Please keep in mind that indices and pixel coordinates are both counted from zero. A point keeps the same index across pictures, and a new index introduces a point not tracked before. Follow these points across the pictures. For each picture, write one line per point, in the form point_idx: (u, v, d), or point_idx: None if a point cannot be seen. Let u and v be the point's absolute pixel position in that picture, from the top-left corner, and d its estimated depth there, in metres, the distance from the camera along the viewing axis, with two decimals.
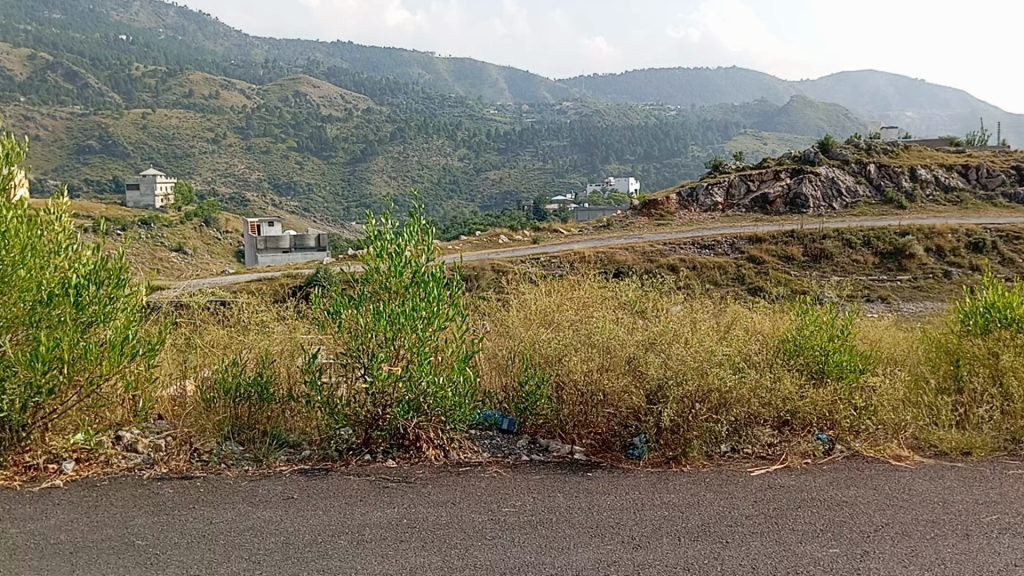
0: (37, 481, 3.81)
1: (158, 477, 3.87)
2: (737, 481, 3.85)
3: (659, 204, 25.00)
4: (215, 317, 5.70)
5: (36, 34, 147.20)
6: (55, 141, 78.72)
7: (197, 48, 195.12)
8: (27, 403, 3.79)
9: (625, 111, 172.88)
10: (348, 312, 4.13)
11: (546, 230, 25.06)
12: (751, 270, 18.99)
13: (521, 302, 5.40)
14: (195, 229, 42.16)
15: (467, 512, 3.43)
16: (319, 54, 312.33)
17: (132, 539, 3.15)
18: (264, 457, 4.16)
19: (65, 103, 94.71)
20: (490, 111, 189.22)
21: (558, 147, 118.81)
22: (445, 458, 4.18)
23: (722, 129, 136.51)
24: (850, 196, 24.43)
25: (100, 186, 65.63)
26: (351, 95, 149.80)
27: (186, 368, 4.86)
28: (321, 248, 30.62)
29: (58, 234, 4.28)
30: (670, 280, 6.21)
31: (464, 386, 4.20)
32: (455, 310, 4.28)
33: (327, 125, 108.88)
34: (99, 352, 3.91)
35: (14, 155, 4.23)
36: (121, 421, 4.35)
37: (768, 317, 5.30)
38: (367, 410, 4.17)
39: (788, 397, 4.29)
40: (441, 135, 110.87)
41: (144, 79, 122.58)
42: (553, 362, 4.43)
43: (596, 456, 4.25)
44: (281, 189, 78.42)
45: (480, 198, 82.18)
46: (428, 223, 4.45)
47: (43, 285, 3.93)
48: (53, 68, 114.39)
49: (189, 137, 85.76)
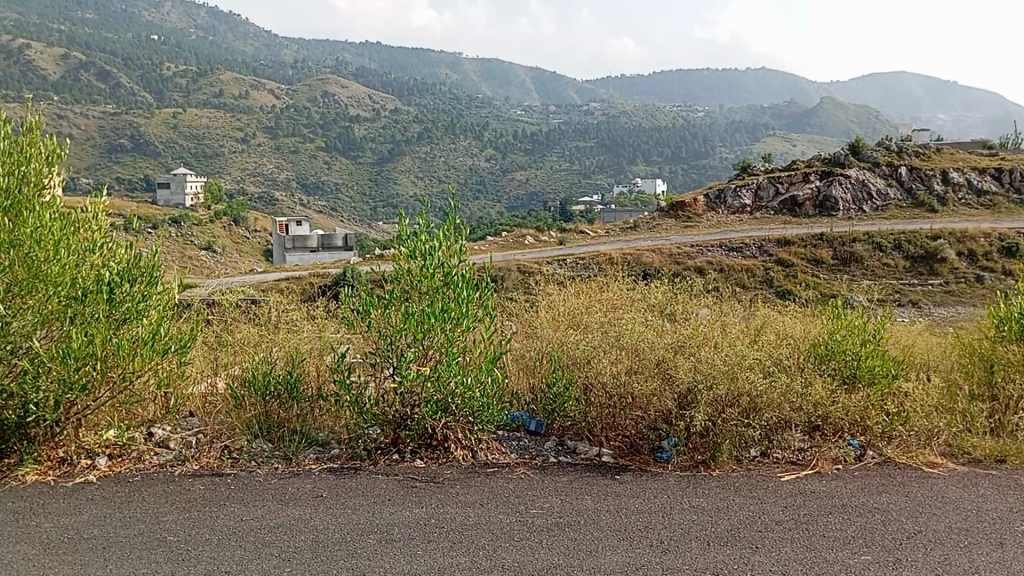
0: (71, 476, 3.87)
1: (190, 473, 3.92)
2: (767, 487, 3.82)
3: (687, 205, 25.02)
4: (245, 315, 5.79)
5: (68, 33, 148.96)
6: (87, 140, 79.77)
7: (228, 50, 197.42)
8: (60, 400, 3.85)
9: (652, 113, 172.17)
10: (377, 312, 4.14)
11: (572, 231, 25.01)
12: (779, 272, 18.88)
13: (549, 302, 5.44)
14: (224, 228, 42.62)
15: (494, 513, 3.43)
16: (347, 55, 314.27)
17: (164, 535, 3.17)
18: (294, 455, 4.16)
19: (97, 102, 95.96)
20: (516, 111, 189.40)
21: (585, 146, 118.74)
22: (473, 458, 4.19)
23: (751, 131, 135.78)
24: (881, 199, 24.19)
25: (131, 185, 66.43)
26: (379, 96, 150.26)
27: (216, 367, 4.94)
28: (348, 248, 30.63)
29: (94, 232, 4.35)
30: (697, 283, 6.15)
31: (491, 385, 4.22)
32: (484, 310, 4.29)
33: (355, 124, 109.55)
34: (131, 350, 3.96)
35: (56, 156, 4.36)
36: (154, 417, 4.41)
37: (800, 320, 5.23)
38: (395, 410, 4.19)
39: (819, 402, 4.24)
40: (469, 134, 111.16)
41: (175, 78, 124.16)
42: (581, 363, 4.43)
43: (624, 458, 4.22)
44: (309, 188, 79.14)
45: (507, 199, 82.35)
46: (461, 222, 4.46)
47: (78, 280, 3.97)
48: (86, 66, 115.91)
49: (219, 137, 86.69)
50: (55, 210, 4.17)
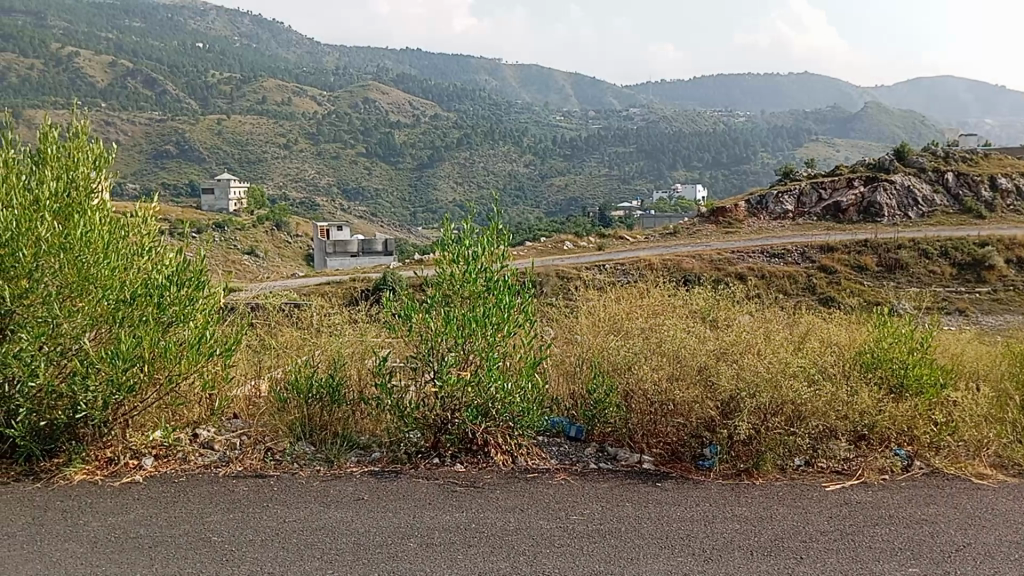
0: (118, 476, 3.92)
1: (234, 475, 3.95)
2: (812, 496, 3.77)
3: (728, 212, 24.85)
4: (289, 319, 5.85)
5: (116, 41, 152.07)
6: (134, 146, 81.15)
7: (271, 58, 200.40)
8: (108, 401, 3.90)
9: (693, 118, 171.09)
10: (419, 317, 4.15)
11: (611, 236, 24.94)
12: (822, 279, 18.62)
13: (590, 308, 5.43)
14: (267, 233, 43.22)
15: (534, 519, 3.42)
16: (389, 61, 316.62)
17: (207, 535, 3.22)
18: (335, 457, 4.20)
19: (144, 108, 97.82)
20: (556, 117, 189.36)
21: (625, 152, 118.35)
22: (513, 464, 4.17)
23: (794, 137, 134.16)
24: (926, 206, 23.75)
25: (177, 190, 67.48)
26: (420, 102, 151.28)
27: (259, 370, 5.00)
28: (388, 252, 30.81)
29: (143, 236, 4.47)
30: (739, 289, 6.06)
31: (532, 391, 4.20)
32: (525, 317, 4.28)
33: (395, 130, 110.45)
34: (178, 352, 4.04)
35: (103, 159, 4.46)
36: (199, 419, 4.46)
37: (844, 327, 5.16)
38: (436, 414, 4.21)
39: (865, 411, 4.15)
40: (508, 141, 111.46)
41: (219, 86, 126.29)
42: (621, 370, 4.41)
43: (665, 466, 4.19)
44: (350, 194, 79.90)
45: (546, 204, 82.16)
46: (504, 228, 4.46)
47: (125, 285, 4.04)
48: (133, 73, 118.19)
49: (262, 143, 87.85)
50: (103, 214, 4.28)
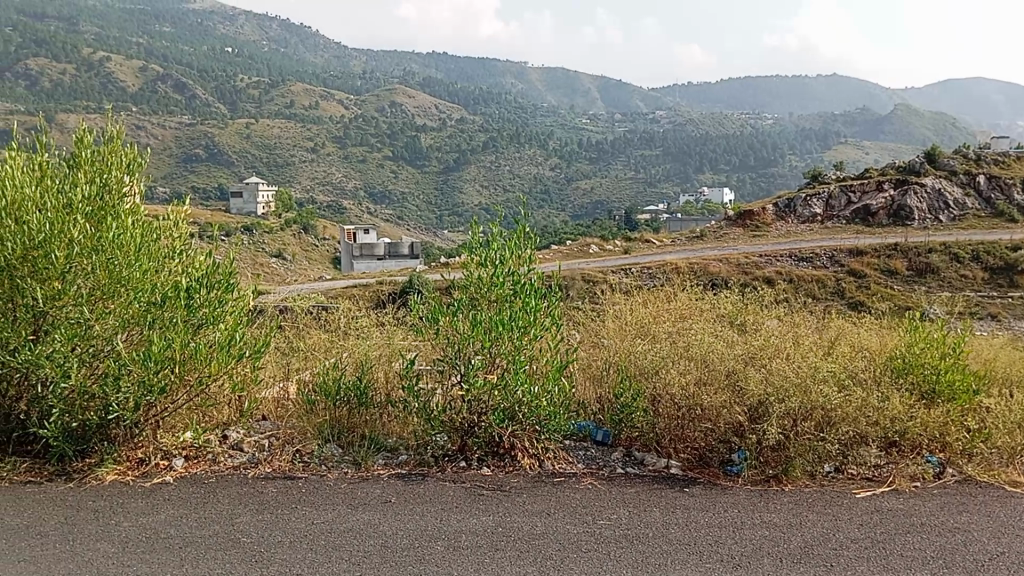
0: (149, 477, 3.97)
1: (262, 477, 3.98)
2: (842, 502, 3.72)
3: (755, 215, 24.68)
4: (317, 321, 5.90)
5: (147, 46, 153.86)
6: (164, 150, 82.04)
7: (299, 63, 202.15)
8: (139, 402, 3.94)
9: (720, 120, 170.19)
10: (446, 319, 4.18)
11: (638, 239, 24.86)
12: (851, 283, 18.43)
13: (617, 311, 5.42)
14: (294, 236, 43.49)
15: (561, 523, 3.42)
16: (415, 64, 317.74)
17: (237, 536, 3.24)
18: (362, 461, 4.21)
19: (175, 112, 98.91)
20: (582, 120, 189.15)
21: (651, 155, 117.91)
22: (540, 467, 4.16)
23: (822, 139, 132.98)
24: (958, 209, 23.42)
25: (206, 193, 68.17)
26: (446, 106, 151.80)
27: (287, 372, 5.04)
28: (414, 255, 30.91)
29: (174, 240, 4.53)
30: (766, 293, 6.02)
31: (558, 396, 4.19)
32: (551, 321, 4.26)
33: (421, 133, 110.93)
34: (208, 354, 4.08)
35: (135, 163, 4.52)
36: (228, 421, 4.50)
37: (874, 332, 5.09)
38: (463, 418, 4.21)
39: (896, 417, 4.11)
40: (534, 144, 111.51)
41: (248, 91, 127.49)
42: (649, 374, 4.39)
43: (693, 470, 4.16)
44: (376, 198, 80.38)
45: (572, 207, 82.08)
46: (530, 229, 4.44)
47: (157, 287, 4.10)
48: (163, 78, 119.59)
49: (290, 147, 88.57)
50: (136, 218, 4.33)
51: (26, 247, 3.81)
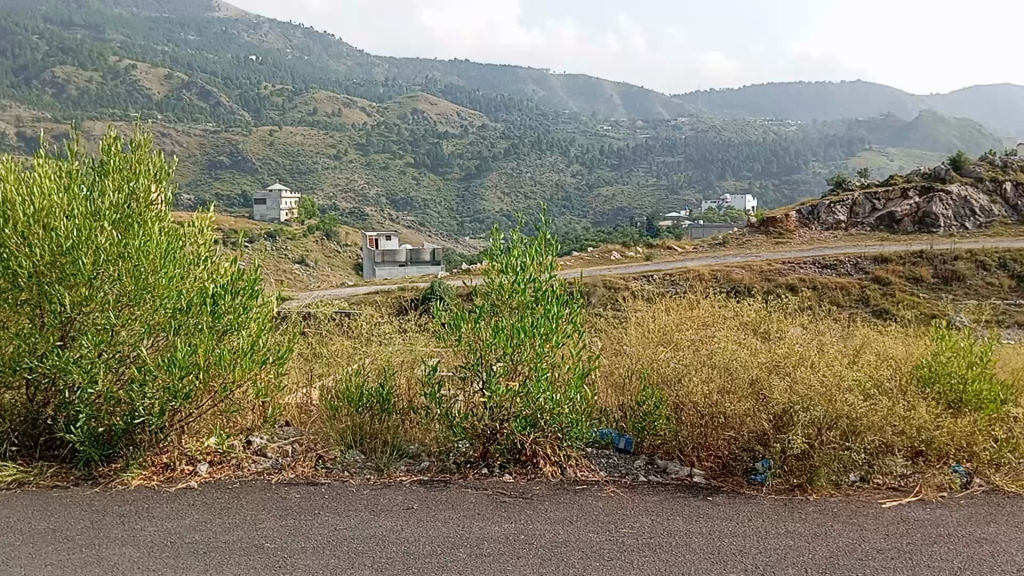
0: (173, 482, 4.00)
1: (285, 482, 4.00)
2: (867, 513, 3.69)
3: (778, 222, 24.53)
4: (340, 327, 5.93)
5: (172, 54, 155.65)
6: (189, 157, 82.87)
7: (322, 70, 203.72)
8: (164, 408, 3.97)
9: (742, 126, 169.42)
10: (469, 326, 4.20)
11: (660, 247, 24.75)
12: (876, 290, 18.24)
13: (640, 318, 5.40)
14: (316, 242, 43.76)
15: (583, 531, 3.41)
16: (438, 71, 319.06)
17: (260, 542, 3.26)
18: (385, 466, 4.22)
19: (199, 120, 99.94)
20: (604, 126, 189.10)
21: (673, 162, 117.56)
22: (562, 475, 4.15)
23: (846, 145, 131.94)
24: (984, 216, 23.12)
25: (230, 200, 68.77)
26: (468, 113, 152.31)
27: (311, 379, 5.07)
28: (436, 262, 30.98)
29: (200, 246, 4.58)
30: (791, 300, 5.97)
31: (581, 404, 4.17)
32: (574, 327, 4.25)
33: (443, 140, 111.34)
34: (231, 360, 4.10)
35: (161, 171, 4.57)
36: (252, 426, 4.53)
37: (900, 341, 5.03)
38: (485, 425, 4.21)
39: (923, 427, 4.05)
40: (555, 151, 111.55)
41: (272, 98, 128.56)
42: (671, 382, 4.37)
43: (716, 479, 4.14)
44: (398, 204, 80.71)
45: (593, 214, 82.04)
46: (552, 236, 4.43)
47: (182, 295, 4.14)
48: (188, 86, 120.94)
49: (312, 154, 89.19)
50: (162, 225, 4.38)
51: (56, 253, 3.87)
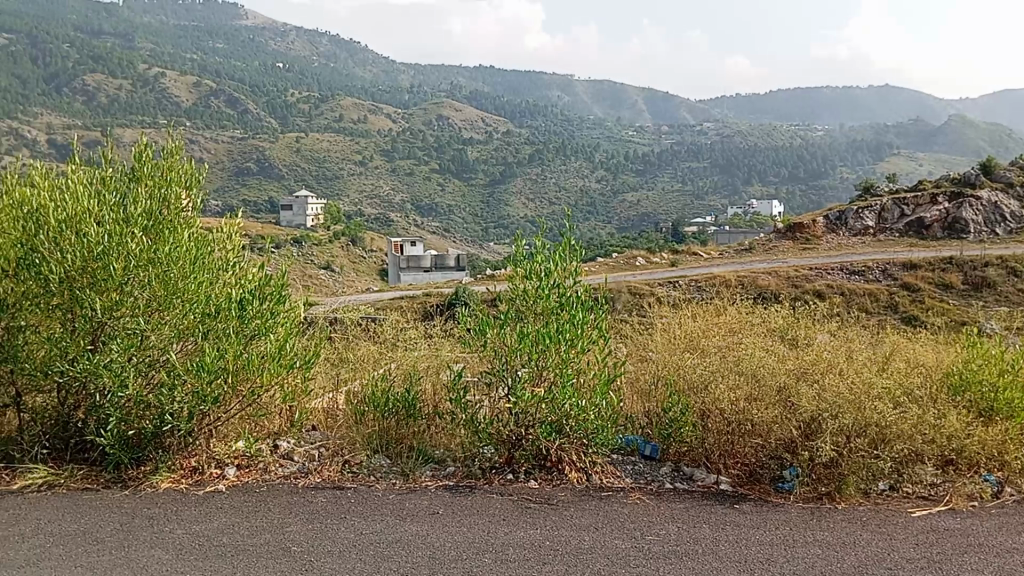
0: (203, 484, 4.04)
1: (314, 486, 4.03)
2: (897, 521, 3.65)
3: (805, 227, 24.34)
4: (365, 332, 5.95)
5: (200, 63, 157.34)
6: (217, 163, 83.69)
7: (348, 78, 205.09)
8: (194, 411, 4.01)
9: (768, 131, 168.39)
10: (495, 331, 4.19)
11: (684, 252, 24.64)
12: (905, 297, 18.00)
13: (667, 324, 5.36)
14: (342, 248, 43.97)
15: (608, 537, 3.40)
16: (463, 78, 320.16)
17: (287, 546, 3.27)
18: (410, 471, 4.24)
19: (227, 127, 100.93)
20: (629, 132, 188.66)
21: (698, 168, 117.01)
22: (588, 482, 4.14)
23: (874, 151, 130.66)
24: (1015, 222, 22.76)
25: (257, 206, 69.33)
26: (492, 119, 152.70)
27: (337, 384, 5.10)
28: (460, 268, 31.01)
29: (229, 254, 4.64)
30: (817, 307, 5.92)
31: (607, 410, 4.16)
32: (599, 334, 4.21)
33: (468, 146, 111.71)
34: (260, 365, 4.14)
35: (192, 178, 4.62)
36: (280, 431, 4.59)
37: (931, 349, 4.95)
38: (511, 431, 4.22)
39: (951, 435, 4.01)
40: (580, 156, 111.46)
41: (298, 105, 129.64)
42: (697, 389, 4.36)
43: (743, 487, 4.11)
44: (423, 210, 80.97)
45: (617, 220, 81.82)
46: (578, 241, 4.41)
47: (211, 300, 4.18)
48: (216, 94, 122.31)
49: (338, 161, 89.83)
50: (190, 230, 4.41)
51: (87, 260, 3.93)
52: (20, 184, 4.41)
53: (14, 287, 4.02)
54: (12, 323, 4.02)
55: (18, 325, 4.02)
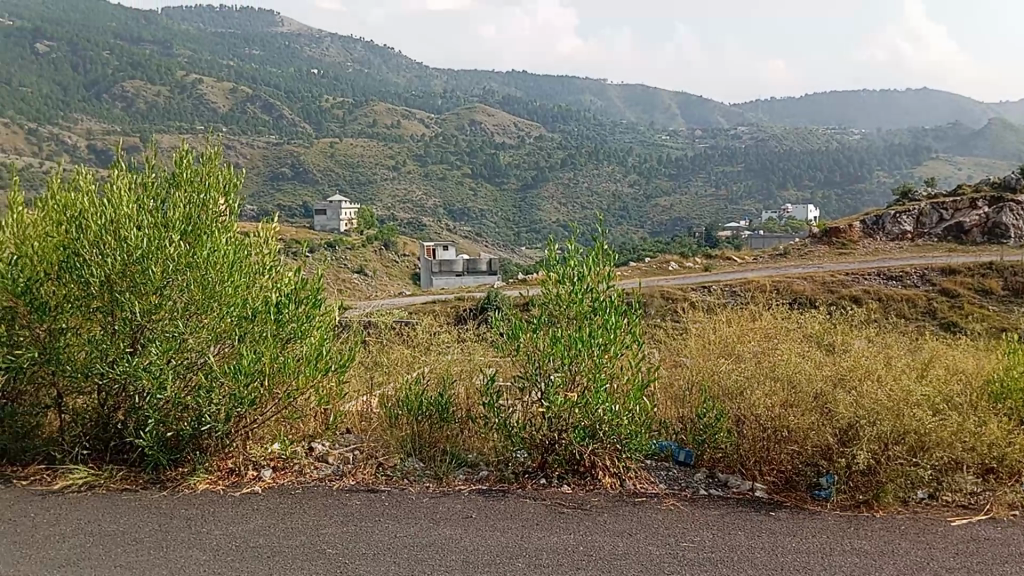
0: (240, 486, 4.08)
1: (347, 488, 4.06)
2: (935, 530, 3.59)
3: (841, 232, 24.05)
4: (399, 336, 5.99)
5: (236, 68, 159.40)
6: (253, 168, 84.66)
7: (382, 83, 206.46)
8: (231, 413, 4.07)
9: (804, 135, 166.67)
10: (528, 336, 4.21)
11: (718, 257, 24.47)
12: (943, 303, 17.71)
13: (701, 330, 5.32)
14: (375, 252, 44.25)
15: (643, 544, 3.38)
16: (496, 82, 320.74)
17: (322, 547, 3.31)
18: (443, 474, 4.25)
19: (262, 133, 102.09)
20: (662, 136, 187.83)
21: (732, 172, 116.22)
22: (621, 487, 4.12)
23: (912, 154, 128.74)
24: None
25: (291, 211, 70.05)
26: (525, 124, 152.90)
27: (371, 387, 5.13)
28: (492, 272, 31.02)
29: (263, 257, 4.69)
30: (855, 313, 5.84)
31: (640, 415, 4.15)
32: (632, 338, 4.19)
33: (500, 151, 111.89)
34: (296, 368, 4.18)
35: (230, 182, 4.69)
36: (314, 432, 4.61)
37: (971, 356, 4.86)
38: (543, 435, 4.21)
39: (995, 444, 3.93)
40: (612, 161, 111.19)
41: (332, 110, 130.75)
42: (733, 395, 4.32)
43: (778, 494, 4.09)
44: (455, 215, 81.25)
45: (650, 224, 81.36)
46: (610, 247, 4.41)
47: (247, 302, 4.24)
48: (252, 99, 123.78)
49: (372, 166, 90.45)
50: (226, 233, 4.47)
51: (128, 264, 4.01)
52: (64, 189, 4.51)
53: (56, 289, 4.06)
54: (53, 325, 4.04)
55: (59, 326, 4.05)
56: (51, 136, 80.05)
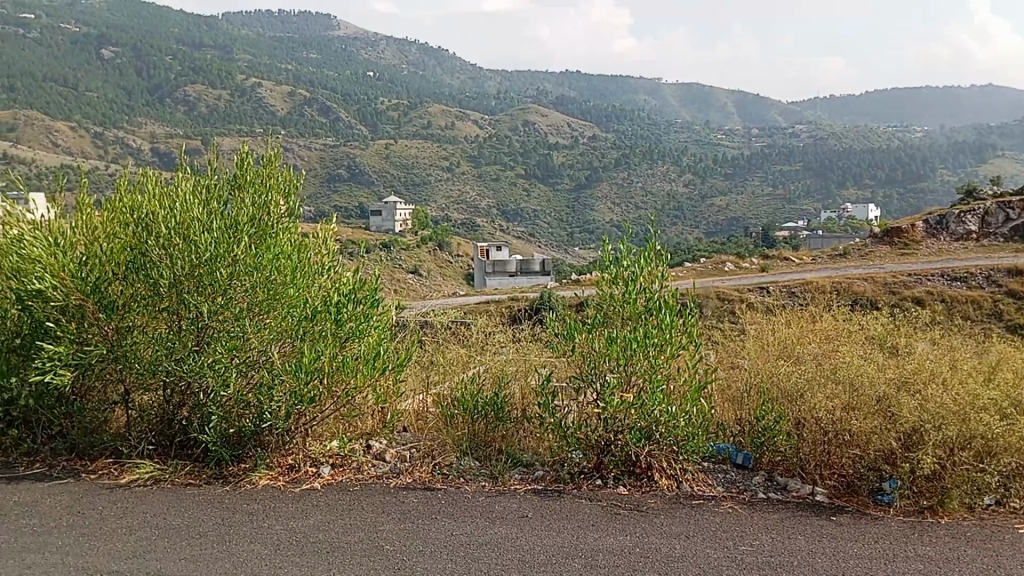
0: (299, 482, 4.15)
1: (403, 486, 4.10)
2: (1004, 538, 3.49)
3: (903, 231, 23.50)
4: (454, 335, 6.03)
5: (294, 72, 161.87)
6: (310, 169, 85.97)
7: (436, 84, 207.49)
8: (291, 409, 4.14)
9: (864, 133, 163.21)
10: (584, 336, 4.20)
11: (776, 257, 24.13)
12: (1010, 304, 17.18)
13: (759, 331, 5.25)
14: (430, 253, 44.59)
15: (700, 545, 3.36)
16: (549, 83, 320.30)
17: (380, 544, 3.35)
18: (499, 474, 4.27)
19: (319, 135, 103.58)
20: (718, 135, 185.47)
21: (789, 171, 114.38)
22: (678, 489, 4.10)
23: (978, 152, 125.07)
24: None
25: (348, 212, 70.99)
26: (578, 124, 152.56)
27: (427, 385, 5.19)
28: (546, 272, 31.06)
29: (323, 257, 4.76)
30: (919, 314, 5.68)
31: (697, 417, 4.11)
32: (689, 339, 4.16)
33: (553, 151, 111.84)
34: (355, 367, 4.22)
35: (289, 181, 4.76)
36: (372, 431, 4.65)
37: None
38: (600, 435, 4.19)
39: None
40: (667, 160, 110.27)
41: (388, 112, 132.20)
42: (793, 398, 4.25)
43: (839, 499, 4.05)
44: (509, 215, 81.43)
45: (705, 224, 80.58)
46: (664, 249, 4.37)
47: (308, 302, 4.32)
48: (309, 102, 125.85)
49: (427, 167, 91.14)
50: (283, 232, 4.55)
51: (193, 266, 4.12)
52: (130, 191, 4.64)
53: (124, 288, 4.15)
54: (120, 324, 4.12)
55: (126, 325, 4.13)
56: (116, 140, 82.39)
